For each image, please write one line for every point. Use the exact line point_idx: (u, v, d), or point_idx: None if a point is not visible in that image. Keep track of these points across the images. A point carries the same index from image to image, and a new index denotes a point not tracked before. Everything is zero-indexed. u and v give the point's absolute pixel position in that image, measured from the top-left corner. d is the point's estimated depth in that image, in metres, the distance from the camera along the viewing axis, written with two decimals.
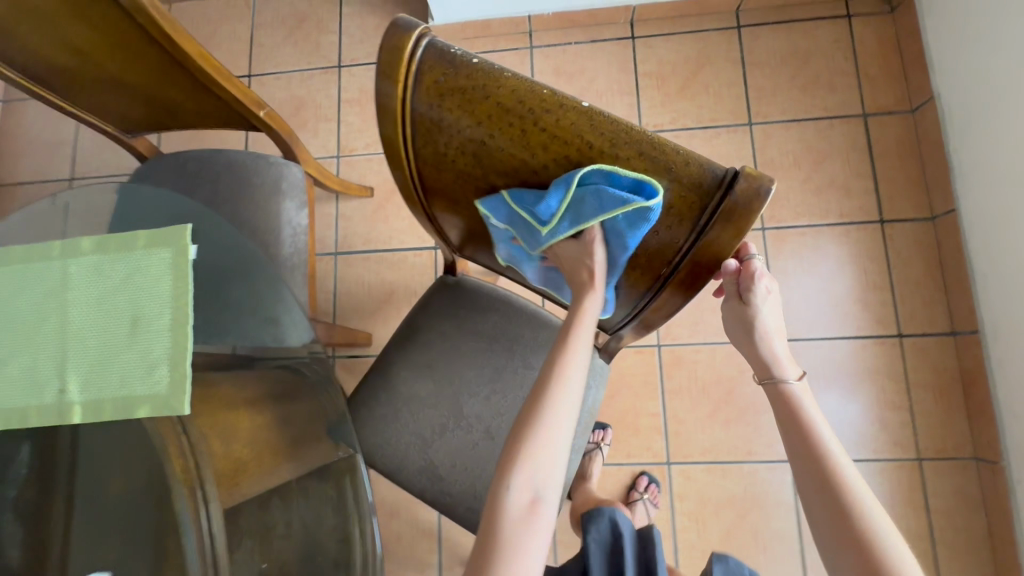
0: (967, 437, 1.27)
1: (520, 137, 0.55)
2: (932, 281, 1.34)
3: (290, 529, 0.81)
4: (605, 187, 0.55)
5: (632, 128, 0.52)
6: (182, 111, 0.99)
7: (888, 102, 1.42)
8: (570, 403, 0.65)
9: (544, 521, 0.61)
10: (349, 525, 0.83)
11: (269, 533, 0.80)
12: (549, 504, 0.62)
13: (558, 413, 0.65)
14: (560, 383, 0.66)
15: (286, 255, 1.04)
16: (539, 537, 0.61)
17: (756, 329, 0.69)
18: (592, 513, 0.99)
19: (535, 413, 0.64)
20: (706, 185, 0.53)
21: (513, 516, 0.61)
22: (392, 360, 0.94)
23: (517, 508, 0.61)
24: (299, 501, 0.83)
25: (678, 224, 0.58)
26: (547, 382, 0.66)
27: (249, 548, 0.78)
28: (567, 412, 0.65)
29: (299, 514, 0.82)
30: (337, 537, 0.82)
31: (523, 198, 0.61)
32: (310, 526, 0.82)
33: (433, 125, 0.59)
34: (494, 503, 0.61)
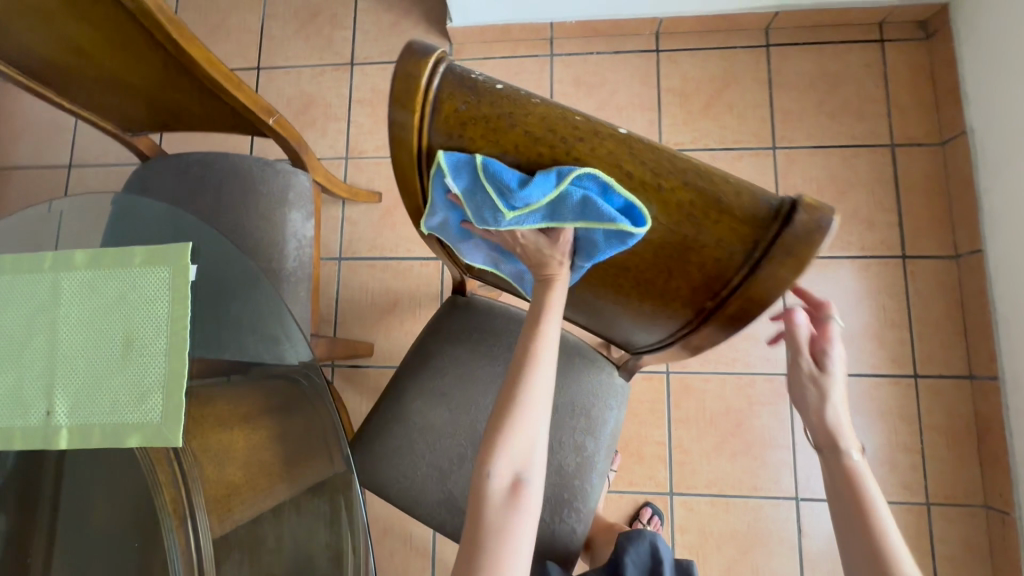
0: (978, 484, 1.24)
1: (551, 168, 0.45)
2: (951, 322, 1.30)
3: (281, 543, 0.78)
4: (595, 198, 0.44)
5: (684, 160, 0.40)
6: (188, 114, 0.94)
7: (918, 133, 1.37)
8: (548, 371, 0.58)
9: (529, 503, 0.56)
10: (342, 542, 0.78)
11: (259, 545, 0.78)
12: (533, 483, 0.56)
13: (536, 388, 0.57)
14: (534, 356, 0.57)
15: (290, 268, 0.99)
16: (527, 521, 0.55)
17: (827, 392, 0.62)
18: (631, 534, 0.96)
19: (509, 396, 0.57)
20: (762, 219, 0.40)
21: (496, 504, 0.55)
22: (404, 388, 0.90)
23: (499, 494, 0.55)
24: (293, 517, 0.79)
25: (727, 256, 0.43)
26: (520, 358, 0.58)
27: (238, 560, 0.77)
28: (547, 381, 0.58)
29: (290, 528, 0.78)
30: (327, 555, 0.77)
31: (499, 173, 0.45)
32: (302, 541, 0.78)
33: (453, 157, 0.48)
34: (475, 493, 0.55)
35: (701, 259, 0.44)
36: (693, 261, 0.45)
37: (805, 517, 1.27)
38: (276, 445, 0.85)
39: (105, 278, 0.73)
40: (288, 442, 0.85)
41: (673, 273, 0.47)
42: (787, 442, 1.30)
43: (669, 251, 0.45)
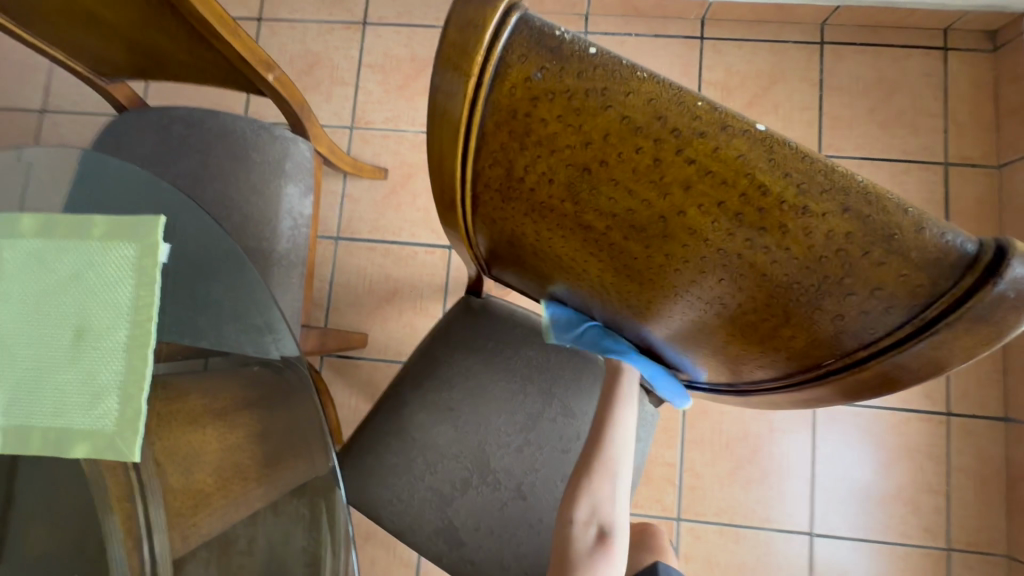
0: (1002, 532, 1.18)
1: (650, 168, 0.33)
2: (991, 360, 1.21)
3: (252, 545, 0.70)
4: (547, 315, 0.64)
5: (847, 175, 0.29)
6: (172, 60, 0.80)
7: (974, 153, 1.27)
8: (628, 435, 0.60)
9: (616, 554, 0.55)
10: (320, 548, 0.69)
11: (229, 547, 0.70)
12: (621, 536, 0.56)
13: (618, 443, 0.59)
14: (614, 416, 0.60)
15: (282, 250, 0.87)
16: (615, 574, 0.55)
17: None
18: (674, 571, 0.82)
19: (589, 453, 0.59)
20: (951, 266, 0.29)
21: (584, 552, 0.55)
22: (405, 398, 0.79)
23: (585, 543, 0.55)
24: (268, 518, 0.70)
25: (877, 309, 0.32)
26: (600, 418, 0.61)
27: (204, 560, 0.69)
28: (627, 444, 0.60)
29: (264, 530, 0.70)
30: (304, 562, 0.69)
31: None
32: (275, 545, 0.70)
33: (513, 141, 0.36)
34: (560, 538, 0.56)
35: (839, 306, 0.33)
36: (828, 308, 0.34)
37: (817, 553, 1.20)
38: (255, 445, 0.75)
39: (56, 251, 0.60)
40: (270, 441, 0.75)
41: (793, 317, 0.36)
42: (805, 473, 1.22)
43: (795, 293, 0.34)
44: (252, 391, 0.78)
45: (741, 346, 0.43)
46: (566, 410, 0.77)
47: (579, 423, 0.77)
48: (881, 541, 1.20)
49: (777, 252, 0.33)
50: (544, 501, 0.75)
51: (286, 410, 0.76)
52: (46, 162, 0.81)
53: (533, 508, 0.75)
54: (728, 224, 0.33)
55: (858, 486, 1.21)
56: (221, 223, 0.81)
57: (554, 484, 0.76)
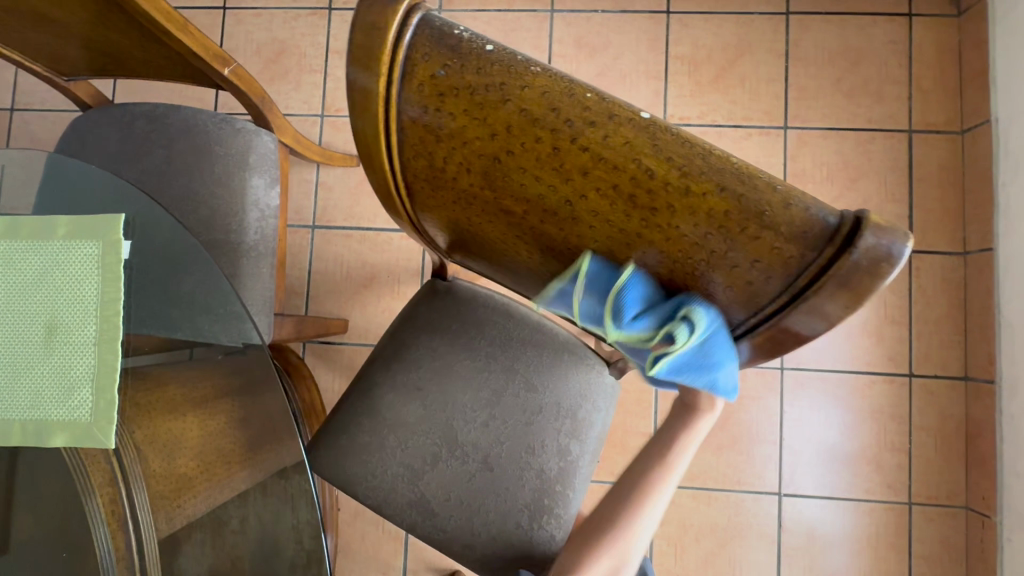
0: (962, 486, 1.23)
1: (551, 157, 0.35)
2: (952, 322, 1.25)
3: (244, 524, 0.75)
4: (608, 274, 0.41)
5: (722, 157, 0.32)
6: (130, 57, 0.81)
7: (938, 119, 1.29)
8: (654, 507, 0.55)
9: None
10: (305, 526, 0.74)
11: (222, 526, 0.75)
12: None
13: (647, 516, 0.54)
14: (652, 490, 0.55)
15: (250, 242, 0.88)
16: None
17: None
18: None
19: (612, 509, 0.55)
20: (814, 239, 0.32)
21: None
22: (376, 379, 0.82)
23: None
24: (258, 500, 0.75)
25: (763, 280, 0.35)
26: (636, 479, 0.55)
27: (201, 540, 0.74)
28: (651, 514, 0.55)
29: (255, 510, 0.75)
30: (293, 539, 0.73)
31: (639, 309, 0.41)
32: (265, 524, 0.74)
33: (430, 135, 0.38)
34: None
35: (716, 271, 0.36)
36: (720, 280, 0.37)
37: (786, 512, 1.26)
38: (237, 431, 0.81)
39: (21, 252, 0.63)
40: (252, 428, 0.79)
41: (691, 293, 0.39)
42: (775, 437, 1.27)
43: (691, 267, 0.37)
44: (231, 382, 0.81)
45: None
46: (529, 385, 0.81)
47: (541, 397, 0.81)
48: (846, 498, 1.25)
49: (669, 231, 0.35)
50: (510, 471, 0.79)
51: (262, 397, 0.77)
52: (20, 164, 0.84)
53: (498, 477, 0.79)
54: (623, 205, 0.36)
55: (825, 447, 1.26)
56: (182, 220, 0.83)
57: (519, 456, 0.79)
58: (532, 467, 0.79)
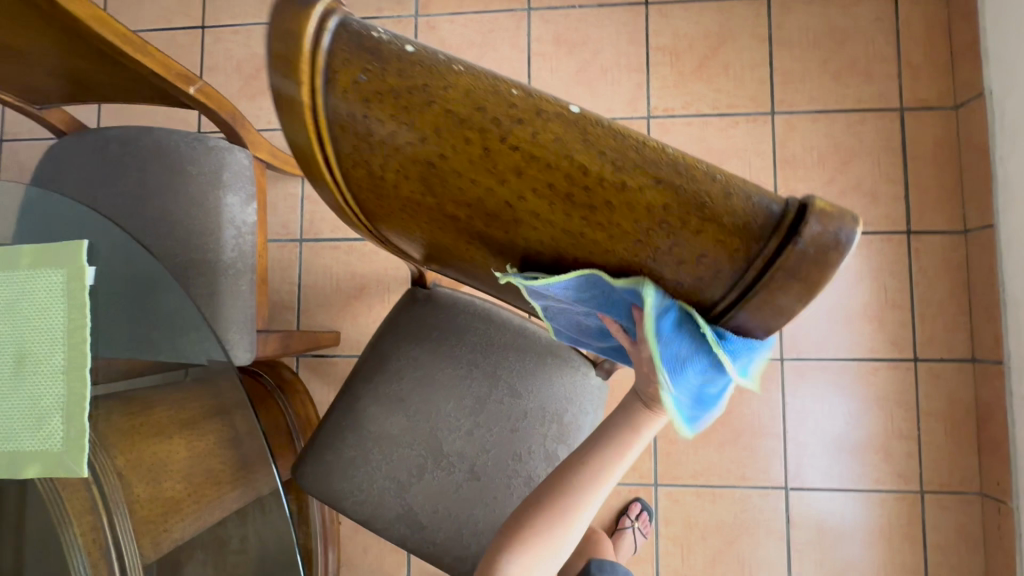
0: (975, 471, 1.19)
1: (483, 158, 0.34)
2: (956, 303, 1.22)
3: (245, 544, 0.77)
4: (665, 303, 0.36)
5: (655, 149, 0.30)
6: (98, 83, 0.81)
7: (930, 95, 1.25)
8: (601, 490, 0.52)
9: None
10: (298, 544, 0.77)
11: (224, 547, 0.76)
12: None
13: (590, 499, 0.52)
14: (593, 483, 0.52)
15: (228, 260, 0.88)
16: None
17: None
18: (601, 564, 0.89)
19: (563, 483, 0.52)
20: (759, 230, 0.30)
21: None
22: (358, 392, 0.81)
23: None
24: (258, 519, 0.77)
25: (711, 278, 0.33)
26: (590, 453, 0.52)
27: (202, 561, 0.75)
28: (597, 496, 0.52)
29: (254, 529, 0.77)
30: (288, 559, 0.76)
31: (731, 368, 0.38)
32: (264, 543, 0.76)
33: (363, 142, 0.37)
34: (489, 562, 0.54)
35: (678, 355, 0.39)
36: (667, 278, 0.35)
37: (794, 506, 1.23)
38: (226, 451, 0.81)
39: None
40: (240, 448, 0.80)
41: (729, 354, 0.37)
42: (778, 430, 1.24)
43: (640, 265, 0.35)
44: (208, 406, 0.81)
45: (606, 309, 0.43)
46: (513, 390, 0.79)
47: (525, 403, 0.79)
48: (856, 490, 1.22)
49: (613, 229, 0.33)
50: (498, 479, 0.78)
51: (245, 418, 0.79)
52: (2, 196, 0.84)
53: (486, 487, 0.78)
54: (563, 205, 0.34)
55: (831, 438, 1.23)
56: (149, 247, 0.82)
57: (505, 464, 0.78)
58: (519, 474, 0.78)
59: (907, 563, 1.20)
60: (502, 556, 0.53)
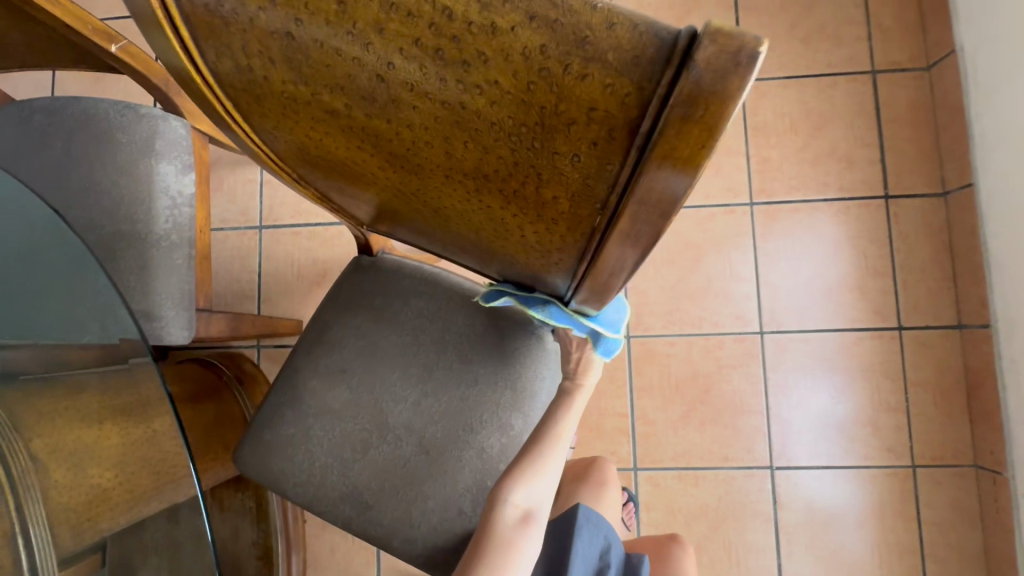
0: (968, 443, 1.14)
1: (339, 17, 0.29)
2: (939, 268, 1.17)
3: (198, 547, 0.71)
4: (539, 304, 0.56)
5: None
6: (14, 46, 0.76)
7: (902, 56, 1.22)
8: (565, 438, 0.64)
9: (537, 533, 0.59)
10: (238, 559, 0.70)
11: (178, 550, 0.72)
12: (544, 525, 0.60)
13: (558, 445, 0.63)
14: (556, 431, 0.64)
15: (161, 232, 0.82)
16: (531, 552, 0.59)
17: None
18: (589, 519, 0.79)
19: (534, 440, 0.63)
20: (646, 63, 0.25)
21: (507, 529, 0.59)
22: (299, 365, 0.76)
23: (511, 520, 0.59)
24: (191, 517, 0.71)
25: (607, 140, 0.28)
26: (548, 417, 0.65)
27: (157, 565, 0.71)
28: (563, 443, 0.63)
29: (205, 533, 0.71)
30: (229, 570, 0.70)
31: (613, 320, 0.58)
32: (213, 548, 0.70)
33: (215, 19, 0.32)
34: (490, 510, 0.60)
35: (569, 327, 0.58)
36: (562, 151, 0.30)
37: (781, 486, 1.16)
38: (154, 444, 0.74)
39: None
40: (167, 442, 0.72)
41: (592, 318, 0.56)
42: (761, 406, 1.18)
43: (531, 136, 0.30)
44: (132, 397, 0.72)
45: (517, 220, 0.39)
46: (463, 356, 0.74)
47: (476, 369, 0.74)
48: (845, 467, 1.16)
49: (492, 91, 0.29)
50: (448, 451, 0.72)
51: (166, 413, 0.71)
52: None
53: (436, 460, 0.72)
54: (434, 67, 0.29)
55: (816, 413, 1.17)
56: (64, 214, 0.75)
57: (455, 436, 0.72)
58: (470, 447, 0.72)
59: (901, 543, 1.14)
60: (501, 497, 0.60)
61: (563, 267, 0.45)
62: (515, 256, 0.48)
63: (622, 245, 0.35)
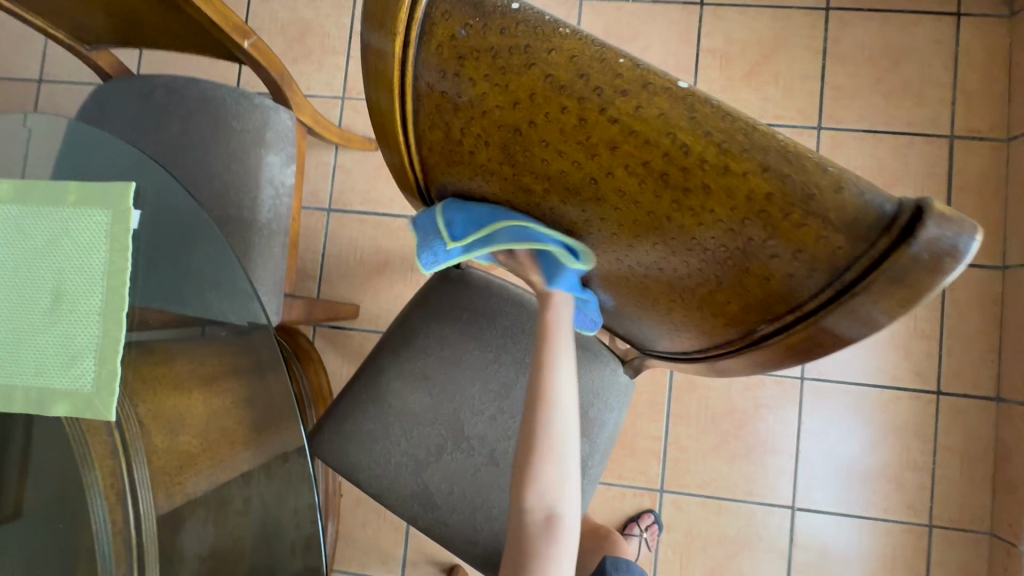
0: (987, 511, 1.17)
1: (576, 129, 0.32)
2: (986, 339, 1.19)
3: (247, 505, 0.74)
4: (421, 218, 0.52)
5: (767, 135, 0.29)
6: (150, 27, 0.80)
7: (982, 125, 1.22)
8: (567, 413, 0.58)
9: (568, 529, 0.58)
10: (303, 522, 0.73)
11: (226, 506, 0.75)
12: (571, 513, 0.58)
13: (561, 427, 0.58)
14: (553, 408, 0.58)
15: (263, 220, 0.87)
16: (569, 546, 0.58)
17: None
18: (620, 566, 0.85)
19: (534, 431, 0.58)
20: (867, 229, 0.28)
21: (536, 534, 0.57)
22: (383, 365, 0.80)
23: (537, 526, 0.57)
24: (263, 482, 0.74)
25: (807, 275, 0.32)
26: (538, 387, 0.58)
27: (204, 518, 0.74)
28: (568, 419, 0.58)
29: (258, 492, 0.74)
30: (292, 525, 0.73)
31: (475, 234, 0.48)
32: (269, 503, 0.74)
33: (447, 102, 0.36)
34: (513, 519, 0.58)
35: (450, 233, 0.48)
36: (756, 271, 0.34)
37: (798, 527, 1.21)
38: (241, 411, 0.78)
39: (35, 217, 0.62)
40: (255, 409, 0.77)
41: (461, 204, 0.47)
42: (791, 448, 1.22)
43: (728, 254, 0.34)
44: (224, 364, 0.79)
45: (672, 300, 0.43)
46: None
47: None
48: (864, 516, 1.20)
49: (703, 215, 0.32)
50: None
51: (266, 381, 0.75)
52: (42, 130, 0.82)
53: (505, 473, 0.77)
54: (654, 188, 0.33)
55: (844, 462, 1.21)
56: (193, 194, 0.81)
57: None
58: None
59: None
60: (519, 502, 0.58)
61: (693, 340, 0.49)
62: (642, 315, 0.52)
63: (779, 348, 0.39)
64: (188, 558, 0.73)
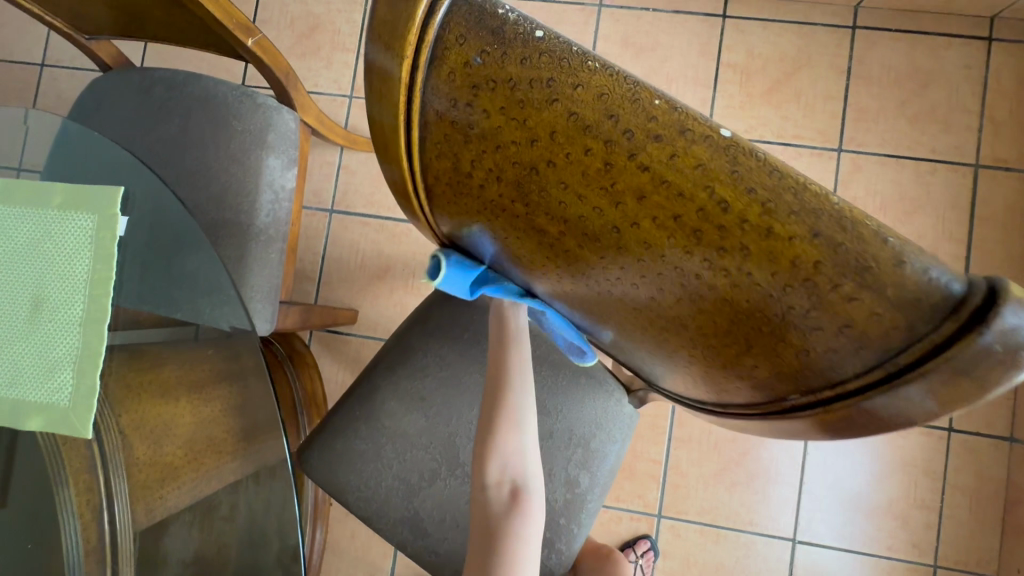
0: (995, 554, 1.14)
1: (601, 173, 0.29)
2: None
3: (233, 512, 0.71)
4: None
5: (821, 197, 0.25)
6: (150, 19, 0.77)
7: (1010, 155, 1.18)
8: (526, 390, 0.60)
9: (533, 502, 0.55)
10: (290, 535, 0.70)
11: (211, 513, 0.72)
12: (535, 486, 0.56)
13: (520, 401, 0.59)
14: (511, 384, 0.59)
15: (261, 225, 0.83)
16: (536, 521, 0.55)
17: None
18: None
19: (493, 406, 0.58)
20: (931, 311, 0.25)
21: (501, 508, 0.55)
22: (378, 384, 0.76)
23: (500, 498, 0.55)
24: (251, 490, 0.71)
25: (853, 352, 0.28)
26: (497, 371, 0.60)
27: (187, 523, 0.71)
28: (526, 396, 0.59)
29: (245, 500, 0.71)
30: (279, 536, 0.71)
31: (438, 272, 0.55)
32: (256, 513, 0.71)
33: (458, 131, 0.32)
34: (475, 491, 0.56)
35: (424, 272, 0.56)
36: (793, 340, 0.30)
37: (799, 560, 1.18)
38: (231, 419, 0.75)
39: (19, 218, 0.59)
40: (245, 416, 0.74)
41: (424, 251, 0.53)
42: (794, 479, 1.19)
43: (763, 320, 0.30)
44: (212, 368, 0.76)
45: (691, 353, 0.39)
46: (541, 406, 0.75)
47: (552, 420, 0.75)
48: (867, 553, 1.17)
49: (739, 277, 0.29)
50: None
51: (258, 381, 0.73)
52: (35, 123, 0.79)
53: None
54: (686, 244, 0.29)
55: (849, 495, 1.18)
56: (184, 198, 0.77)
57: None
58: None
59: None
60: (481, 473, 0.56)
61: (705, 391, 0.45)
62: (653, 359, 0.49)
63: (810, 419, 0.35)
64: (173, 559, 0.70)
